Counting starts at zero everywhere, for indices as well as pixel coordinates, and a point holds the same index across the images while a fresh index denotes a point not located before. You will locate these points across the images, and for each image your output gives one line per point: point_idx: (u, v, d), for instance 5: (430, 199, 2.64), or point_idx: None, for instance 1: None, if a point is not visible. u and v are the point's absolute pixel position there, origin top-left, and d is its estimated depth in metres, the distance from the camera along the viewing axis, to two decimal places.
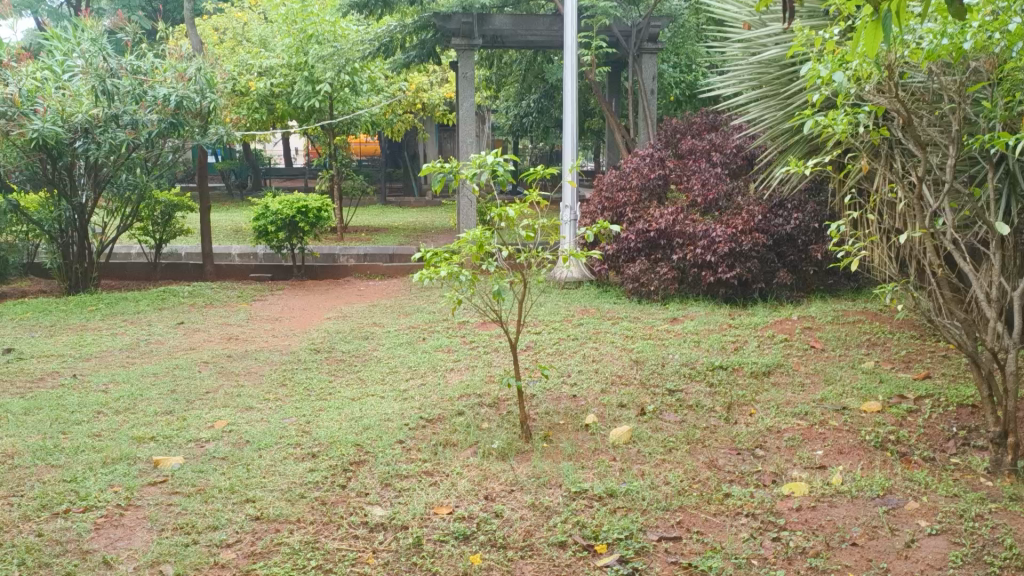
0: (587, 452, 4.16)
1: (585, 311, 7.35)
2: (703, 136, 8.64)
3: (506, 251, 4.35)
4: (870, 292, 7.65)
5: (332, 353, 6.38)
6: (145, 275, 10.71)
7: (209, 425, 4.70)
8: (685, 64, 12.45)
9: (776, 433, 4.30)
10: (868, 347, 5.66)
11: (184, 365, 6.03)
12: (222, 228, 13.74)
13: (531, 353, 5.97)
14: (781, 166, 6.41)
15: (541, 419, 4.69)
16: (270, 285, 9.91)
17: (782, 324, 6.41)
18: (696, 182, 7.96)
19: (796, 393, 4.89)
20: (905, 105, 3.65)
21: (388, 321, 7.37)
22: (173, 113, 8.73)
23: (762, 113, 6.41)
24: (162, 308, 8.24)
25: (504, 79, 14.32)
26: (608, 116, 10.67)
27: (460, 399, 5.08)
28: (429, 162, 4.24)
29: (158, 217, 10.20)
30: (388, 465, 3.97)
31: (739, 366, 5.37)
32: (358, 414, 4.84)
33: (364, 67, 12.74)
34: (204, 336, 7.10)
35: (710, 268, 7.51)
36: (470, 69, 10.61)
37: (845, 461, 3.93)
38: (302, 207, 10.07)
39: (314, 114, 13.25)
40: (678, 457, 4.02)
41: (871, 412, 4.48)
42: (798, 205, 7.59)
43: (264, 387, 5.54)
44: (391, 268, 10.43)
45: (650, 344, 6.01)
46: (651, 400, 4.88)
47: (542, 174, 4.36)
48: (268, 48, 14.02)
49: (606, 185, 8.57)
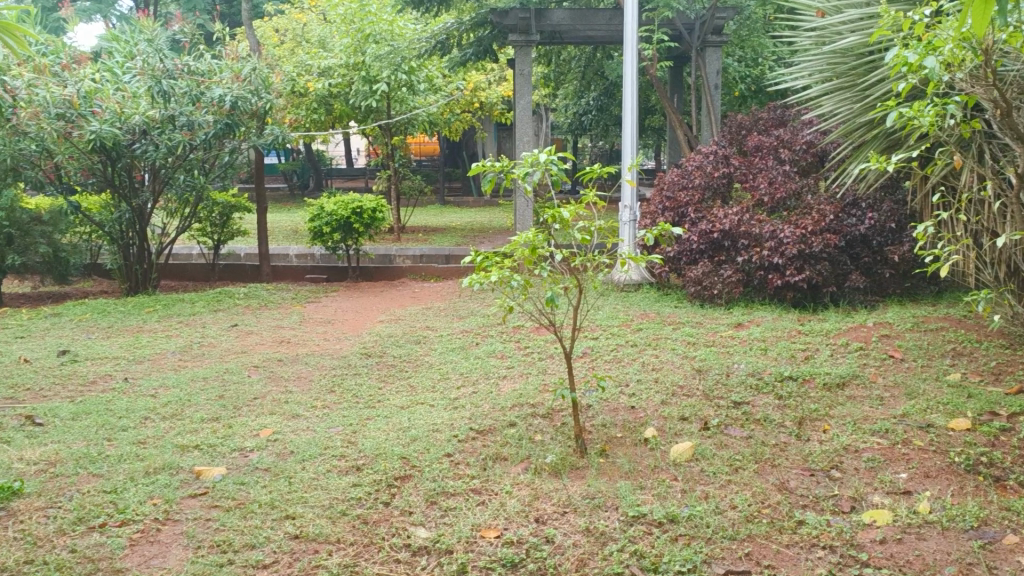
0: (645, 470, 3.89)
1: (644, 315, 7.06)
2: (770, 131, 8.25)
3: (561, 254, 4.10)
4: (954, 296, 7.14)
5: (383, 358, 6.23)
6: (203, 276, 10.80)
7: (254, 433, 4.61)
8: (751, 58, 11.91)
9: (854, 452, 3.96)
10: (953, 358, 5.24)
11: (234, 369, 5.96)
12: (282, 229, 13.84)
13: (588, 361, 5.71)
14: (857, 162, 6.03)
15: (597, 432, 4.43)
16: (326, 286, 9.85)
17: (857, 331, 6.01)
18: (763, 181, 7.59)
19: (874, 408, 4.52)
20: (1003, 93, 3.30)
21: (442, 325, 7.19)
22: (228, 114, 8.75)
23: (836, 107, 6.04)
24: (217, 310, 8.23)
25: (563, 77, 14.05)
26: (670, 112, 10.34)
27: (512, 409, 4.86)
28: (479, 161, 4.02)
29: (216, 219, 10.26)
30: (435, 481, 3.78)
31: (811, 376, 5.02)
32: (406, 424, 4.66)
33: (421, 66, 12.63)
34: (256, 339, 7.05)
35: (778, 270, 7.14)
36: (527, 66, 10.39)
37: (932, 486, 3.57)
38: (357, 208, 9.97)
39: (372, 114, 13.21)
40: (745, 478, 3.71)
41: (959, 431, 4.08)
42: (873, 204, 7.16)
43: (313, 393, 5.41)
44: (446, 269, 10.27)
45: (713, 352, 5.69)
46: (716, 413, 4.57)
47: (599, 172, 4.12)
48: (326, 48, 14.04)
49: (667, 184, 8.25)
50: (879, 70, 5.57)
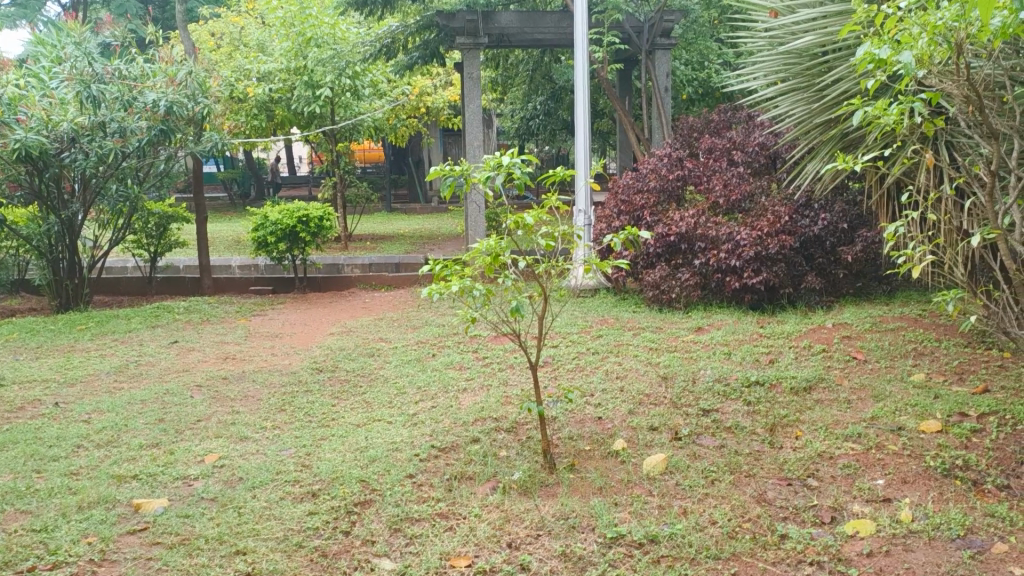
0: (618, 485, 3.73)
1: (602, 322, 6.92)
2: (722, 133, 8.21)
3: (525, 262, 3.93)
4: (907, 295, 7.17)
5: (335, 372, 5.96)
6: (141, 290, 10.32)
7: (199, 458, 4.34)
8: (698, 61, 11.93)
9: (829, 459, 3.86)
10: (916, 358, 5.20)
11: (176, 389, 5.63)
12: (224, 240, 13.38)
13: (550, 370, 5.54)
14: (815, 163, 5.97)
15: (564, 446, 4.26)
16: (272, 298, 9.49)
17: (818, 333, 5.96)
18: (717, 183, 7.52)
19: (843, 412, 4.44)
20: (975, 88, 3.21)
21: (395, 336, 6.94)
22: (163, 120, 8.41)
23: (791, 107, 6.00)
24: (156, 326, 7.84)
25: (510, 80, 13.94)
26: (621, 115, 10.30)
27: (475, 424, 4.66)
28: (437, 165, 3.81)
29: (153, 230, 9.82)
30: (397, 506, 3.57)
31: (777, 380, 4.94)
32: (363, 444, 4.42)
33: (365, 70, 12.34)
34: (198, 356, 6.70)
35: (735, 273, 7.09)
36: (475, 70, 10.19)
37: (911, 493, 3.48)
38: (303, 216, 9.65)
39: (316, 120, 12.85)
40: (722, 490, 3.58)
41: (931, 433, 4.02)
42: (825, 205, 7.14)
43: (262, 412, 5.13)
44: (397, 278, 9.98)
45: (677, 358, 5.58)
46: (685, 422, 4.44)
47: (563, 176, 3.95)
48: (266, 52, 13.65)
49: (622, 187, 8.13)
50: (834, 70, 5.54)
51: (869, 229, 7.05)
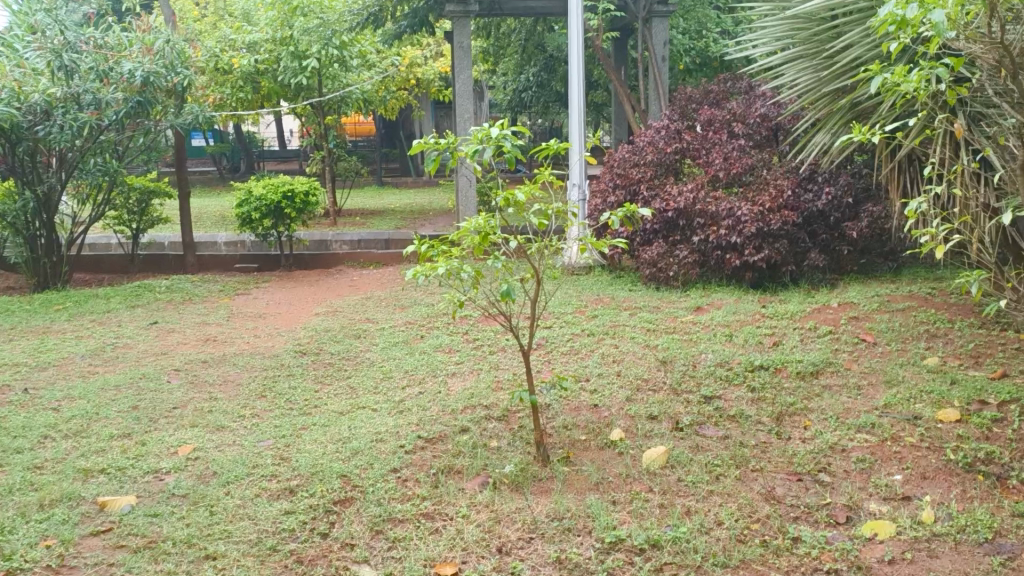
0: (617, 481, 3.49)
1: (598, 301, 6.66)
2: (722, 104, 7.89)
3: (516, 242, 3.65)
4: (914, 272, 6.92)
5: (319, 355, 5.69)
6: (122, 268, 10.02)
7: (172, 450, 4.07)
8: (695, 30, 11.59)
9: (841, 452, 3.62)
10: (928, 340, 4.96)
11: (152, 374, 5.36)
12: (210, 215, 13.06)
13: (543, 353, 5.30)
14: (823, 135, 5.70)
15: (558, 436, 4.02)
16: (258, 276, 9.20)
17: (824, 313, 5.71)
18: (717, 156, 7.22)
19: (853, 399, 4.20)
20: (1007, 49, 2.94)
21: (382, 317, 6.67)
22: (139, 91, 8.02)
23: (797, 75, 5.73)
24: (135, 306, 7.56)
25: (502, 51, 13.55)
26: (617, 85, 9.98)
27: (464, 412, 4.40)
28: (420, 138, 3.51)
29: (133, 205, 9.48)
30: (380, 505, 3.32)
31: (783, 365, 4.69)
32: (346, 434, 4.16)
33: (353, 40, 11.91)
34: (177, 338, 6.42)
35: (736, 250, 6.83)
36: (466, 38, 9.78)
37: (931, 490, 3.25)
38: (288, 191, 9.33)
39: (303, 92, 12.45)
40: (729, 487, 3.34)
41: (949, 423, 3.79)
42: (829, 178, 6.85)
43: (241, 399, 4.87)
44: (386, 255, 9.70)
45: (676, 340, 5.32)
46: (686, 410, 4.19)
47: (556, 150, 3.66)
48: (250, 22, 13.24)
49: (618, 161, 7.82)
50: (845, 36, 5.23)
51: (874, 204, 6.78)
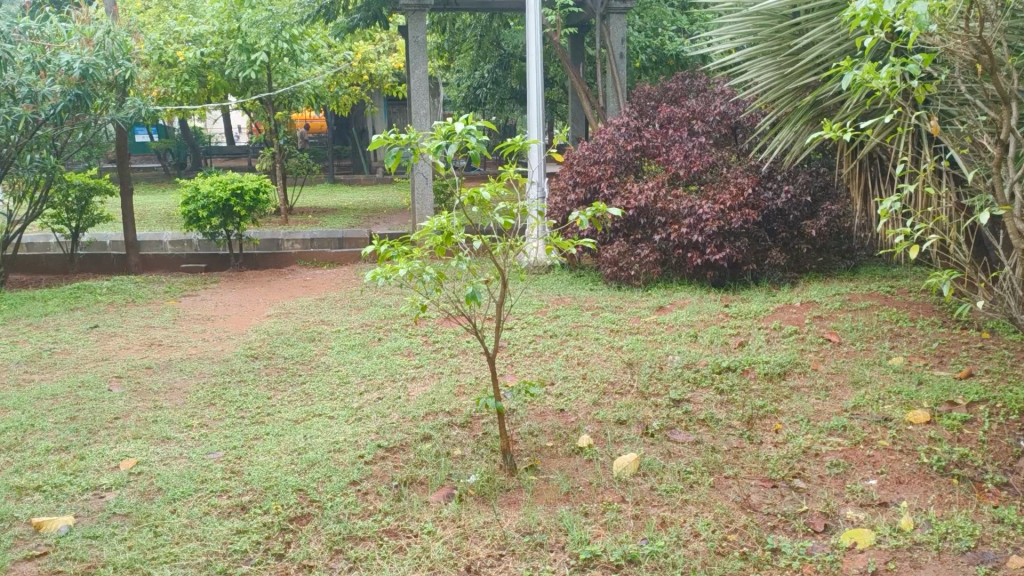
0: (587, 491, 3.37)
1: (559, 301, 6.54)
2: (681, 102, 7.83)
3: (480, 242, 3.49)
4: (872, 270, 6.93)
5: (272, 360, 5.46)
6: (61, 269, 9.58)
7: (113, 465, 3.82)
8: (651, 28, 11.52)
9: (815, 457, 3.54)
10: (892, 339, 4.93)
11: (92, 381, 5.08)
12: (155, 213, 12.63)
13: (506, 356, 5.15)
14: (785, 133, 5.65)
15: (524, 443, 3.88)
16: (206, 277, 8.88)
17: (787, 312, 5.66)
18: (677, 154, 7.14)
19: (822, 401, 4.14)
20: (986, 45, 2.86)
21: (338, 319, 6.45)
22: (78, 83, 7.62)
23: (759, 73, 5.68)
24: (75, 309, 7.20)
25: (457, 46, 13.52)
26: (574, 82, 9.85)
27: (426, 419, 4.23)
28: (380, 134, 3.33)
29: (73, 203, 9.06)
30: (340, 522, 3.14)
31: (749, 366, 4.61)
32: (301, 444, 3.95)
33: (304, 34, 11.58)
34: (120, 343, 6.12)
35: (697, 248, 6.76)
36: (421, 33, 9.57)
37: (908, 495, 3.19)
38: (237, 188, 9.00)
39: (252, 86, 12.12)
40: (704, 496, 3.24)
41: (919, 425, 3.74)
42: (789, 176, 6.83)
43: (188, 408, 4.62)
44: (341, 254, 9.46)
45: (641, 342, 5.21)
46: (655, 415, 4.08)
47: (521, 146, 3.51)
48: (196, 14, 12.82)
49: (577, 158, 7.71)
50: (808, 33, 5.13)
51: (833, 202, 6.78)
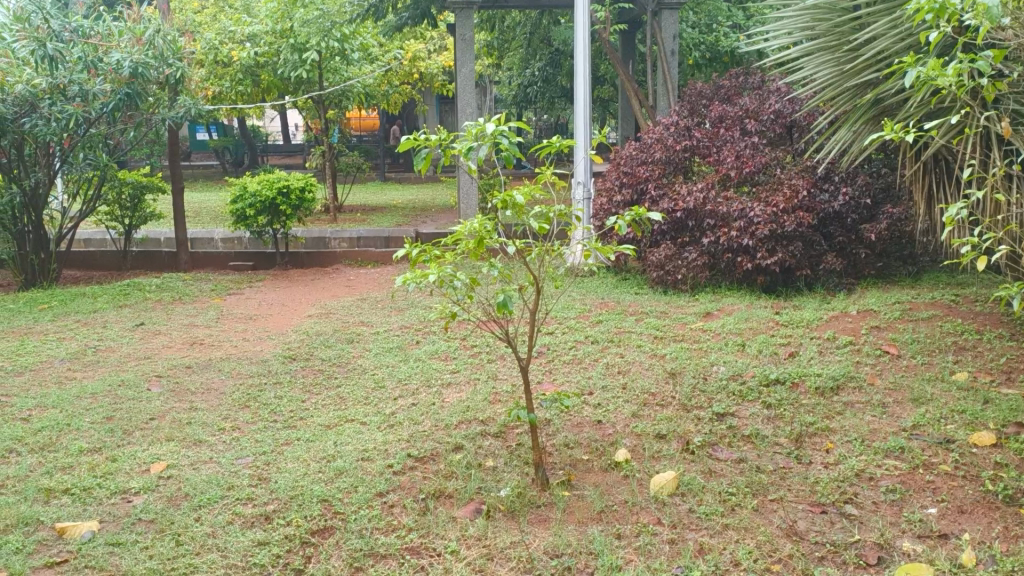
0: (623, 511, 3.21)
1: (603, 305, 6.36)
2: (734, 100, 7.57)
3: (513, 248, 3.35)
4: (935, 277, 6.59)
5: (309, 362, 5.39)
6: (115, 266, 9.74)
7: (143, 468, 3.78)
8: (705, 24, 11.23)
9: (869, 481, 3.32)
10: (956, 353, 4.64)
11: (131, 380, 5.07)
12: (208, 211, 12.78)
13: (544, 362, 5.00)
14: (842, 133, 5.39)
15: (558, 455, 3.73)
16: (252, 275, 8.92)
17: (842, 321, 5.38)
18: (729, 154, 6.89)
19: (878, 419, 3.89)
20: None
21: (378, 320, 6.37)
22: (128, 82, 7.67)
23: (816, 69, 5.42)
24: (123, 306, 7.27)
25: (507, 44, 13.44)
26: (624, 81, 9.62)
27: (459, 428, 4.11)
28: (410, 135, 3.20)
29: (126, 201, 9.17)
30: (363, 537, 3.05)
31: (799, 379, 4.38)
32: (331, 452, 3.86)
33: (355, 33, 11.59)
34: (162, 341, 6.13)
35: (748, 252, 6.51)
36: (469, 31, 9.46)
37: (971, 527, 2.97)
38: (283, 187, 9.02)
39: (303, 85, 12.19)
40: (746, 521, 3.06)
41: (984, 448, 3.48)
42: (846, 177, 6.53)
43: (222, 409, 4.57)
44: (383, 254, 9.44)
45: (685, 350, 5.01)
46: (698, 429, 3.88)
47: (559, 147, 3.35)
48: (251, 13, 12.94)
49: (625, 158, 7.51)
50: (869, 28, 4.88)
51: (893, 205, 6.46)
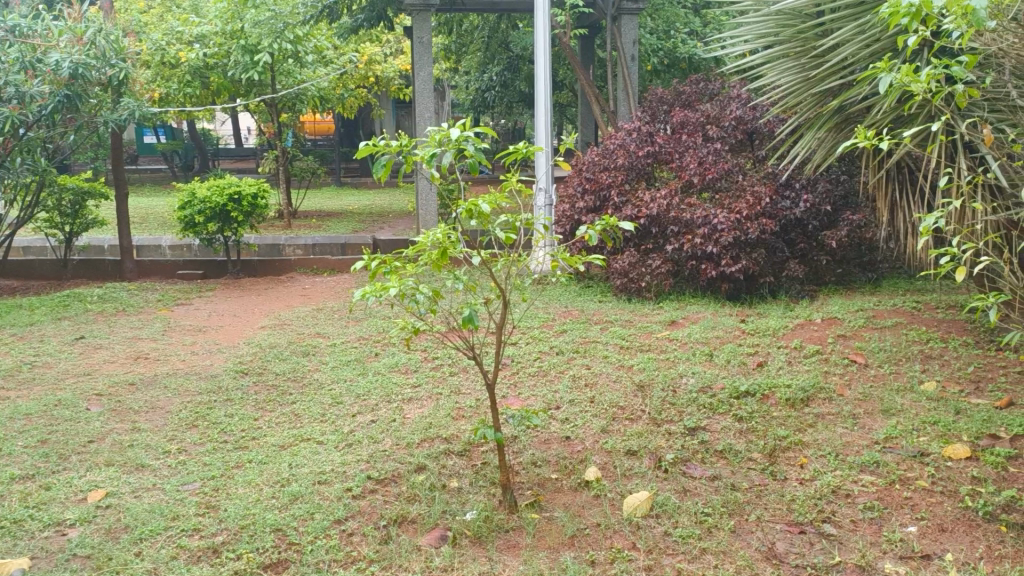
0: (595, 535, 3.07)
1: (566, 314, 6.24)
2: (695, 106, 7.49)
3: (479, 258, 3.20)
4: (895, 283, 6.60)
5: (262, 376, 5.16)
6: (55, 275, 9.30)
7: (81, 497, 3.52)
8: (662, 30, 11.19)
9: (846, 498, 3.22)
10: (923, 362, 4.60)
11: (69, 400, 4.78)
12: (155, 217, 12.36)
13: (508, 375, 4.84)
14: (807, 140, 5.32)
15: (525, 475, 3.57)
16: (202, 284, 8.60)
17: (809, 330, 5.32)
18: (692, 160, 6.82)
19: (850, 431, 3.81)
20: None
21: (334, 331, 6.15)
22: (67, 83, 7.33)
23: (780, 76, 5.35)
24: (63, 318, 6.93)
25: (464, 48, 13.35)
26: (584, 86, 9.52)
27: (421, 446, 3.92)
28: (369, 140, 3.01)
29: (66, 208, 8.78)
30: (321, 572, 2.86)
31: (769, 390, 4.28)
32: (285, 475, 3.64)
33: (308, 35, 11.31)
34: (104, 356, 5.82)
35: (712, 260, 6.45)
36: (426, 33, 9.24)
37: (952, 546, 2.89)
38: (234, 193, 8.72)
39: (255, 88, 11.88)
40: (724, 545, 2.94)
41: (959, 460, 3.42)
42: (808, 184, 6.49)
43: (168, 430, 4.32)
44: (340, 262, 9.19)
45: (652, 360, 4.90)
46: (669, 445, 3.76)
47: (525, 154, 3.19)
48: (199, 14, 12.57)
49: (586, 164, 7.40)
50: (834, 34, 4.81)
51: (854, 212, 6.44)
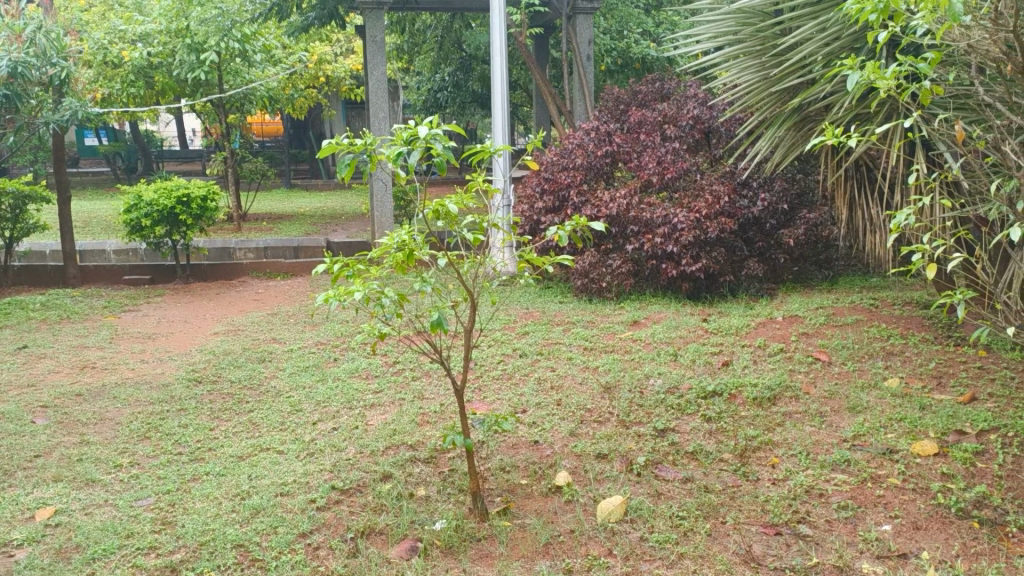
0: (571, 542, 3.00)
1: (528, 315, 6.17)
2: (652, 106, 7.48)
3: (445, 260, 3.10)
4: (851, 281, 6.67)
5: (217, 384, 4.97)
6: None
7: (27, 516, 3.33)
8: (617, 30, 11.20)
9: (819, 497, 3.21)
10: (885, 358, 4.64)
11: (12, 412, 4.54)
12: (99, 220, 11.94)
13: (472, 379, 4.74)
14: (767, 138, 5.31)
15: (494, 481, 3.48)
16: (150, 290, 8.32)
17: (772, 328, 5.33)
18: (650, 160, 6.80)
19: (818, 429, 3.81)
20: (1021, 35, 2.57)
21: (291, 336, 5.98)
22: (6, 83, 7.03)
23: (740, 74, 5.35)
24: (3, 327, 6.62)
25: (417, 48, 13.17)
26: (540, 84, 9.47)
27: (386, 454, 3.80)
28: (332, 138, 2.89)
29: (5, 211, 8.41)
30: None
31: (737, 389, 4.26)
32: (245, 487, 3.49)
33: (257, 34, 11.04)
34: (48, 365, 5.57)
35: (672, 259, 6.44)
36: (380, 31, 9.07)
37: (927, 543, 2.89)
38: (183, 196, 8.46)
39: (202, 87, 11.55)
40: (702, 548, 2.90)
41: (927, 457, 3.44)
42: (765, 183, 6.52)
43: (119, 442, 4.12)
44: (295, 265, 9.00)
45: (618, 361, 4.85)
46: (640, 447, 3.70)
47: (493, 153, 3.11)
48: (143, 13, 12.19)
49: (545, 164, 7.33)
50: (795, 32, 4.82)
51: (811, 210, 6.49)
